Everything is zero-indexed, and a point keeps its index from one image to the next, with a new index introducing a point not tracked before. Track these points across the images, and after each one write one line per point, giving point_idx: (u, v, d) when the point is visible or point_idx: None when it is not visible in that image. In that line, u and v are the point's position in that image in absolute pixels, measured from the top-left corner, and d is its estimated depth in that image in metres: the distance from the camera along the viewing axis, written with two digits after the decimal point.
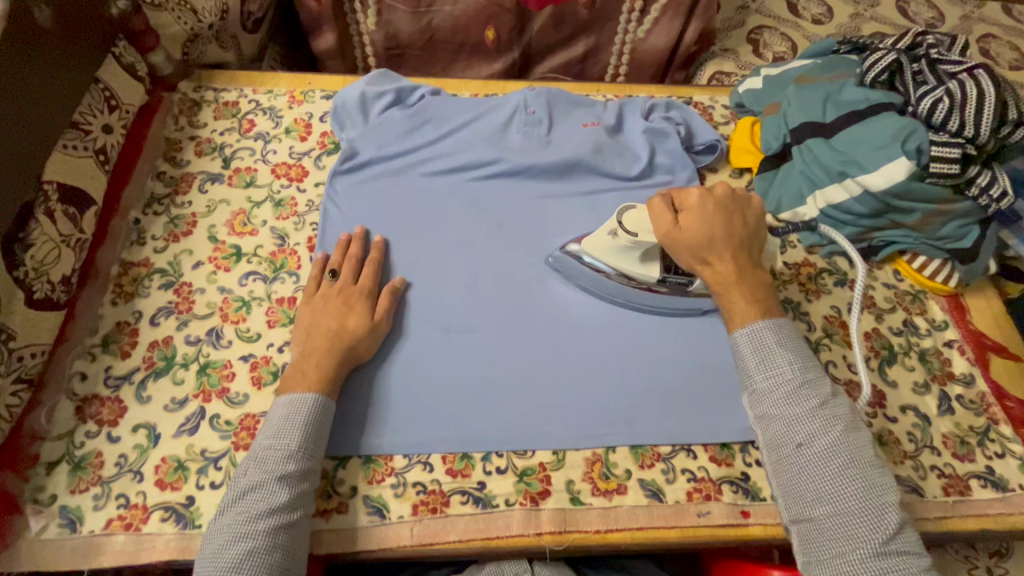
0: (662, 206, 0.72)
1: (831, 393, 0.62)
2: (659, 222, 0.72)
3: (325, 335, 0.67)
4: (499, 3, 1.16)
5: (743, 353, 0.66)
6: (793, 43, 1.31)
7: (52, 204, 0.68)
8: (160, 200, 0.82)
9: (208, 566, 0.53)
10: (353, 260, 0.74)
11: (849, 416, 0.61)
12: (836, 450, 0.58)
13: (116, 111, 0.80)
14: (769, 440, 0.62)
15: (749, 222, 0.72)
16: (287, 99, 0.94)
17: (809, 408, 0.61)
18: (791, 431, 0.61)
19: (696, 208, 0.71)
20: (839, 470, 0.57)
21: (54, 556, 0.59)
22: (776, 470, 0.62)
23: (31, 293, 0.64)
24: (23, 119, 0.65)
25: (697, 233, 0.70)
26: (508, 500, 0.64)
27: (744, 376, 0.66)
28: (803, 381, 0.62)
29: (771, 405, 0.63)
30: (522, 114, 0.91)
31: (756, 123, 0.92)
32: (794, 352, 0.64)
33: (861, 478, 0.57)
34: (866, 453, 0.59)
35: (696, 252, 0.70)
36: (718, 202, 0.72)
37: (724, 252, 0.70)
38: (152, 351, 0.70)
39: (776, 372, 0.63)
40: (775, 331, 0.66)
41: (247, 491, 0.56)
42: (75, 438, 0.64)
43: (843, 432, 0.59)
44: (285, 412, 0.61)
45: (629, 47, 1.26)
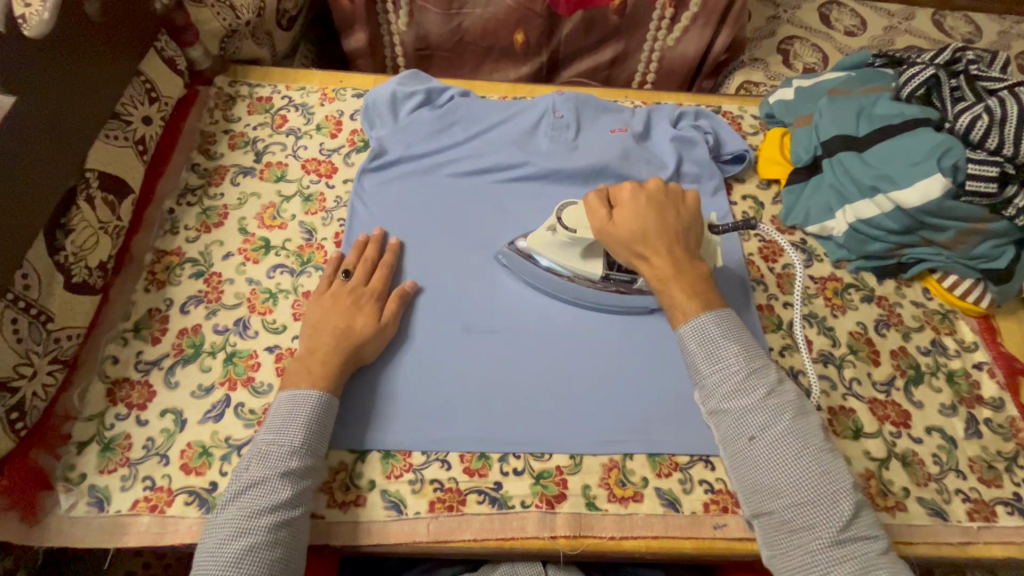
0: (596, 200, 0.71)
1: (777, 380, 0.61)
2: (594, 216, 0.71)
3: (333, 332, 0.67)
4: (530, 7, 1.17)
5: (690, 348, 0.64)
6: (824, 55, 1.30)
7: (93, 191, 0.70)
8: (193, 191, 0.84)
9: (209, 561, 0.54)
10: (366, 262, 0.75)
11: (796, 403, 0.60)
12: (788, 440, 0.58)
13: (155, 103, 0.82)
14: (724, 436, 0.61)
15: (682, 216, 0.70)
16: (318, 96, 0.96)
17: (757, 399, 0.60)
18: (741, 424, 0.60)
19: (629, 202, 0.70)
20: (792, 460, 0.57)
21: (82, 534, 0.61)
22: (733, 464, 0.61)
23: (69, 277, 0.67)
24: (68, 108, 0.67)
25: (631, 227, 0.68)
26: (524, 501, 0.64)
27: (692, 370, 0.64)
28: (750, 372, 0.61)
29: (721, 400, 0.61)
30: (550, 118, 0.91)
31: (786, 135, 0.91)
32: (738, 342, 0.62)
33: (814, 467, 0.56)
34: (816, 440, 0.58)
35: (631, 247, 0.68)
36: (650, 195, 0.70)
37: (659, 246, 0.67)
38: (181, 338, 0.72)
39: (722, 363, 0.62)
40: (718, 322, 0.63)
41: (248, 487, 0.57)
42: (105, 420, 0.66)
43: (791, 421, 0.58)
44: (289, 408, 0.62)
45: (658, 54, 1.26)
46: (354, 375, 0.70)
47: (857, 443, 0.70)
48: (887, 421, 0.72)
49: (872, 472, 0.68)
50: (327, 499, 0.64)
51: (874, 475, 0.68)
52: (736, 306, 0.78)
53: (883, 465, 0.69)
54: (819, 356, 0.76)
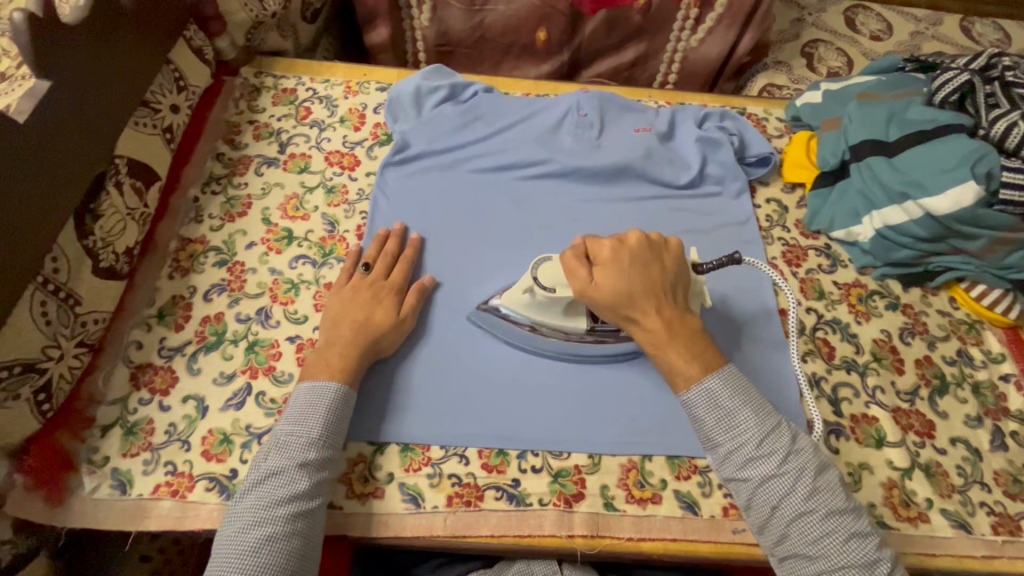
0: (574, 258, 0.68)
1: (791, 440, 0.60)
2: (575, 278, 0.67)
3: (352, 324, 0.68)
4: (553, 5, 1.16)
5: (700, 417, 0.62)
6: (849, 59, 1.28)
7: (122, 177, 0.71)
8: (218, 180, 0.84)
9: (225, 551, 0.54)
10: (386, 257, 0.75)
11: (813, 462, 0.59)
12: (810, 505, 0.57)
13: (183, 91, 0.83)
14: (744, 504, 0.60)
15: (668, 270, 0.67)
16: (342, 89, 0.96)
17: (774, 466, 0.58)
18: (763, 493, 0.58)
19: (611, 262, 0.67)
20: (819, 526, 0.56)
21: (105, 515, 0.61)
22: (758, 531, 0.60)
23: (97, 262, 0.67)
24: (102, 95, 0.68)
25: (615, 290, 0.65)
26: (542, 499, 0.64)
27: (704, 437, 0.62)
28: (764, 437, 0.60)
29: (737, 469, 0.60)
30: (574, 116, 0.91)
31: (812, 138, 0.90)
32: (747, 405, 0.61)
33: (840, 530, 0.56)
34: (838, 500, 0.57)
35: (618, 309, 0.65)
36: (632, 252, 0.67)
37: (647, 307, 0.65)
38: (204, 325, 0.72)
39: (735, 430, 0.60)
40: (724, 383, 0.62)
41: (267, 476, 0.57)
42: (129, 404, 0.67)
43: (812, 483, 0.58)
44: (306, 401, 0.62)
45: (681, 55, 1.25)
46: (371, 368, 0.70)
47: (880, 452, 0.69)
48: (911, 431, 0.71)
49: (894, 482, 0.67)
50: (345, 490, 0.64)
51: (897, 484, 0.67)
52: (759, 331, 0.76)
53: (906, 474, 0.68)
54: (842, 363, 0.75)
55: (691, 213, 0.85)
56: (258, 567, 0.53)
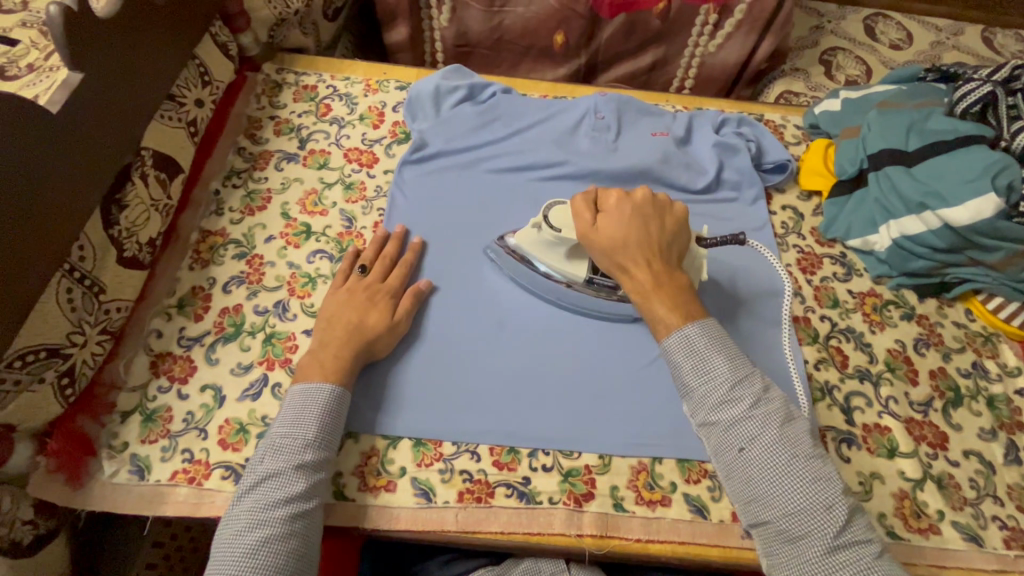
0: (584, 204, 0.71)
1: (762, 388, 0.60)
2: (579, 221, 0.70)
3: (345, 327, 0.68)
4: (572, 8, 1.17)
5: (675, 361, 0.63)
6: (867, 68, 1.28)
7: (147, 168, 0.72)
8: (239, 174, 0.86)
9: (224, 555, 0.54)
10: (385, 261, 0.76)
11: (783, 410, 0.59)
12: (776, 448, 0.57)
13: (208, 86, 0.84)
14: (714, 449, 0.60)
15: (668, 227, 0.69)
16: (362, 87, 0.97)
17: (743, 409, 0.59)
18: (731, 435, 0.59)
19: (614, 211, 0.69)
20: (784, 469, 0.56)
21: (123, 500, 0.63)
22: (727, 477, 0.60)
23: (121, 252, 0.69)
24: (130, 87, 0.69)
25: (613, 236, 0.68)
26: (552, 498, 0.65)
27: (680, 382, 0.63)
28: (736, 380, 0.60)
29: (709, 412, 0.60)
30: (591, 118, 0.91)
31: (830, 146, 0.90)
32: (722, 352, 0.62)
33: (806, 475, 0.55)
34: (805, 446, 0.57)
35: (612, 256, 0.68)
36: (636, 206, 0.70)
37: (638, 257, 0.66)
38: (223, 316, 0.73)
39: (708, 375, 0.61)
40: (702, 331, 0.63)
41: (264, 479, 0.58)
42: (148, 391, 0.68)
43: (779, 428, 0.57)
44: (300, 403, 0.62)
45: (698, 60, 1.25)
46: (364, 370, 0.70)
47: (892, 462, 0.69)
48: (923, 442, 0.71)
49: (906, 493, 0.67)
50: (358, 482, 0.64)
51: (908, 495, 0.67)
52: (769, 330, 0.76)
53: (918, 486, 0.68)
54: (855, 372, 0.75)
55: (707, 218, 0.85)
56: (257, 568, 0.53)
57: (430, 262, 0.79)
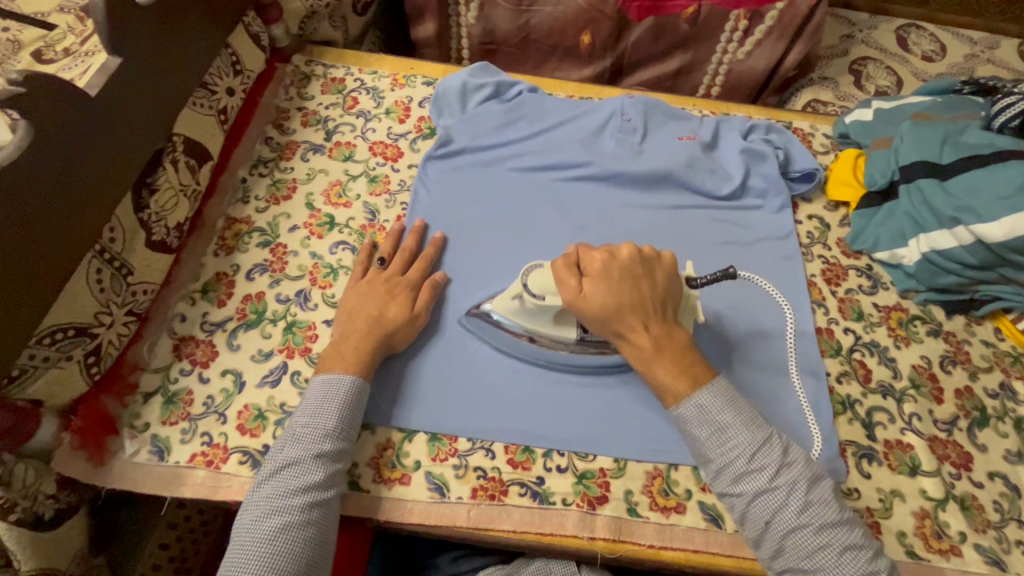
0: (564, 268, 0.66)
1: (783, 455, 0.59)
2: (564, 288, 0.65)
3: (366, 319, 0.68)
4: (600, 9, 1.16)
5: (691, 431, 0.62)
6: (898, 79, 1.26)
7: (178, 154, 0.73)
8: (266, 163, 0.86)
9: (241, 540, 0.55)
10: (405, 254, 0.76)
11: (806, 475, 0.58)
12: (804, 519, 0.56)
13: (239, 75, 0.85)
14: (739, 518, 0.59)
15: (659, 285, 0.66)
16: (389, 81, 0.97)
17: (765, 481, 0.57)
18: (756, 508, 0.58)
19: (601, 274, 0.65)
20: (812, 540, 0.55)
21: (143, 479, 0.64)
22: (755, 545, 0.59)
23: (150, 235, 0.70)
24: (166, 73, 0.70)
25: (605, 304, 0.64)
26: (566, 499, 0.64)
27: (697, 451, 0.62)
28: (756, 449, 0.59)
29: (729, 483, 0.59)
30: (618, 120, 0.91)
31: (860, 156, 0.89)
32: (737, 419, 0.60)
33: (837, 543, 0.55)
34: (832, 513, 0.56)
35: (607, 323, 0.64)
36: (622, 266, 0.66)
37: (636, 323, 0.64)
38: (245, 303, 0.74)
39: (726, 446, 0.60)
40: (714, 397, 0.61)
41: (283, 467, 0.58)
42: (170, 374, 0.69)
43: (804, 497, 0.56)
44: (321, 394, 0.63)
45: (726, 67, 1.24)
46: (384, 361, 0.70)
47: (913, 480, 0.68)
48: (947, 461, 0.69)
49: (927, 512, 0.66)
50: (373, 474, 0.65)
51: (929, 514, 0.66)
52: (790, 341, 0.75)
53: (940, 506, 0.66)
54: (878, 387, 0.74)
55: (732, 225, 0.84)
56: (275, 557, 0.53)
57: (451, 258, 0.79)
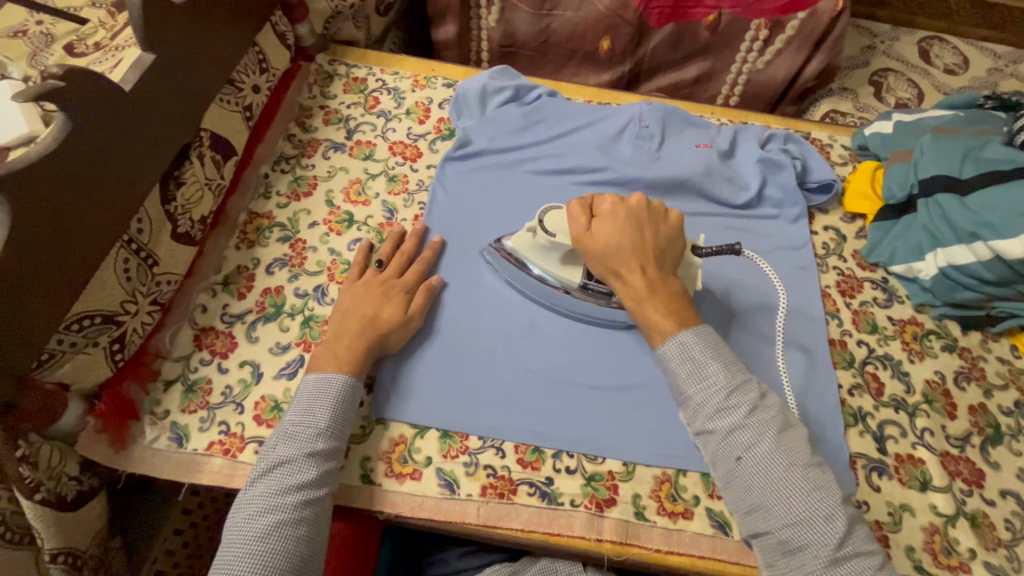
0: (578, 207, 0.71)
1: (759, 396, 0.61)
2: (574, 224, 0.70)
3: (359, 320, 0.68)
4: (621, 15, 1.17)
5: (672, 369, 0.64)
6: (919, 91, 1.25)
7: (204, 149, 0.75)
8: (288, 160, 0.88)
9: (234, 538, 0.55)
10: (402, 256, 0.77)
11: (780, 418, 0.60)
12: (774, 456, 0.58)
13: (265, 73, 0.86)
14: (712, 457, 0.62)
15: (661, 234, 0.69)
16: (410, 82, 0.98)
17: (740, 416, 0.60)
18: (729, 443, 0.60)
19: (609, 214, 0.70)
20: (781, 476, 0.57)
21: (161, 465, 0.65)
22: (726, 487, 0.61)
23: (176, 227, 0.71)
24: (196, 70, 0.72)
25: (607, 241, 0.68)
26: (574, 500, 0.65)
27: (677, 390, 0.64)
28: (733, 388, 0.61)
29: (705, 421, 0.62)
30: (636, 126, 0.91)
31: (879, 168, 0.88)
32: (718, 360, 0.63)
33: (805, 481, 0.56)
34: (803, 455, 0.58)
35: (606, 262, 0.68)
36: (630, 210, 0.70)
37: (632, 264, 0.67)
38: (265, 297, 0.76)
39: (704, 383, 0.62)
40: (697, 339, 0.64)
41: (275, 466, 0.59)
42: (190, 363, 0.71)
43: (776, 436, 0.58)
44: (313, 392, 0.63)
45: (745, 76, 1.24)
46: (382, 359, 0.72)
47: (923, 495, 0.67)
48: (958, 477, 0.69)
49: (937, 528, 0.66)
50: (385, 468, 0.66)
51: (939, 530, 0.66)
52: (802, 353, 0.75)
53: (950, 522, 0.66)
54: (890, 401, 0.73)
55: (748, 234, 0.84)
56: (269, 553, 0.54)
57: (467, 258, 0.80)
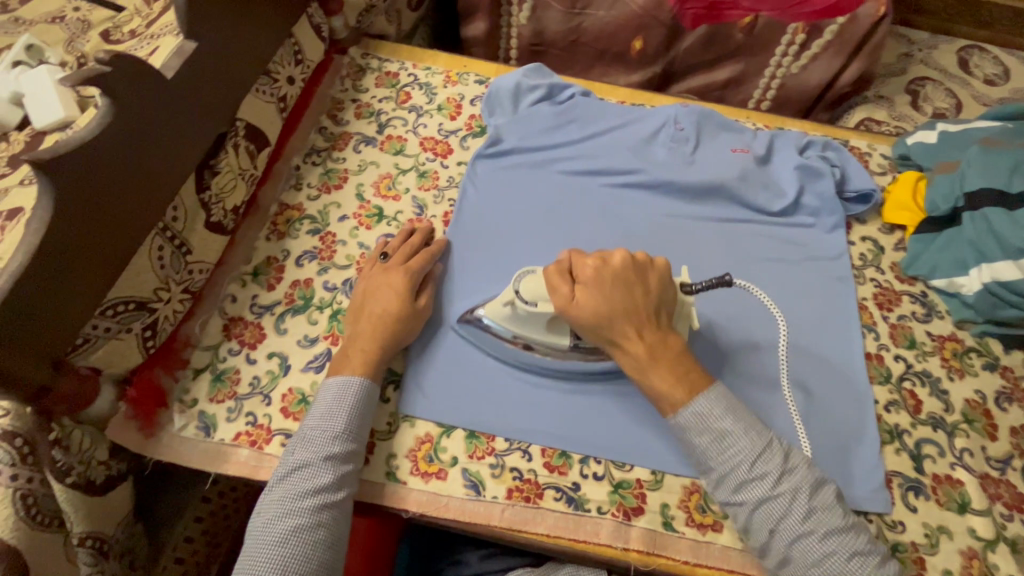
0: (557, 274, 0.65)
1: (784, 462, 0.58)
2: (556, 294, 0.65)
3: (371, 321, 0.67)
4: (655, 15, 1.15)
5: (691, 439, 0.61)
6: (958, 101, 1.22)
7: (239, 139, 0.74)
8: (319, 152, 0.88)
9: (252, 547, 0.54)
10: (407, 248, 0.74)
11: (808, 483, 0.57)
12: (807, 526, 0.55)
13: (300, 64, 0.86)
14: (743, 527, 0.59)
15: (651, 291, 0.64)
16: (442, 78, 0.98)
17: (767, 487, 0.57)
18: (759, 517, 0.57)
19: (593, 279, 0.64)
20: (819, 548, 0.54)
21: (189, 453, 0.66)
22: (763, 555, 0.58)
23: (209, 217, 0.71)
24: (234, 61, 0.72)
25: (596, 310, 0.63)
26: (601, 507, 0.64)
27: (697, 458, 0.61)
28: (757, 456, 0.58)
29: (732, 493, 0.59)
30: (670, 129, 0.90)
31: (921, 179, 0.86)
32: (737, 424, 0.60)
33: (843, 549, 0.54)
34: (836, 520, 0.56)
35: (599, 332, 0.63)
36: (614, 272, 0.64)
37: (628, 331, 0.62)
38: (293, 289, 0.76)
39: (726, 452, 0.59)
40: (713, 402, 0.61)
41: (293, 470, 0.57)
42: (219, 352, 0.71)
43: (806, 504, 0.56)
44: (332, 396, 0.62)
45: (779, 81, 1.21)
46: (402, 352, 0.72)
47: (962, 518, 0.65)
48: (998, 501, 0.67)
49: (975, 552, 0.64)
50: (410, 466, 0.65)
51: (978, 555, 0.64)
52: (837, 366, 0.73)
53: (989, 546, 0.64)
54: (928, 419, 0.71)
55: (783, 242, 0.83)
56: (287, 559, 0.53)
57: (497, 256, 0.79)
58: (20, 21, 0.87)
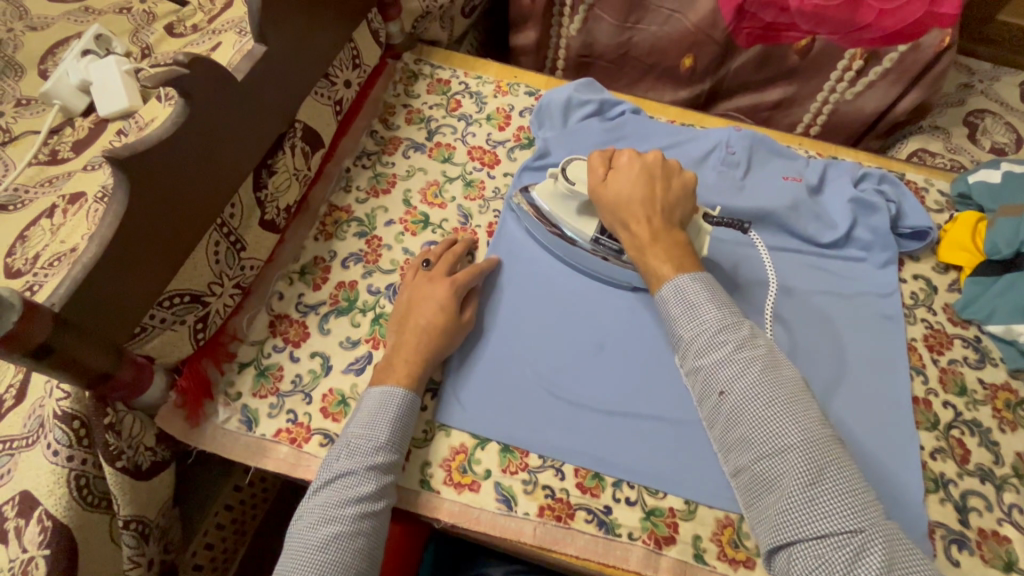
0: (598, 159, 0.74)
1: (750, 336, 0.61)
2: (591, 174, 0.73)
3: (415, 331, 0.68)
4: (708, 34, 1.13)
5: (667, 308, 0.65)
6: (1018, 136, 1.18)
7: (296, 140, 0.76)
8: (369, 156, 0.89)
9: (296, 542, 0.56)
10: (451, 255, 0.76)
11: (769, 359, 0.60)
12: (755, 392, 0.58)
13: (357, 69, 0.87)
14: (699, 394, 0.63)
15: (672, 189, 0.71)
16: (493, 87, 0.98)
17: (726, 353, 0.60)
18: (713, 379, 0.61)
19: (625, 167, 0.72)
20: (761, 412, 0.57)
21: (231, 445, 0.67)
22: (712, 424, 0.62)
23: (263, 215, 0.73)
24: (299, 65, 0.73)
25: (619, 190, 0.70)
26: (632, 533, 0.63)
27: (670, 331, 0.66)
28: (723, 326, 0.62)
29: (694, 359, 0.63)
30: (721, 152, 0.88)
31: (981, 221, 0.82)
32: (712, 301, 0.63)
33: (784, 417, 0.56)
34: (787, 393, 0.57)
35: (616, 213, 0.71)
36: (646, 165, 0.72)
37: (639, 213, 0.69)
38: (339, 290, 0.77)
39: (695, 321, 0.63)
40: (693, 282, 0.65)
41: (337, 477, 0.58)
42: (264, 348, 0.73)
43: (760, 371, 0.58)
44: (376, 404, 0.63)
45: (831, 106, 1.18)
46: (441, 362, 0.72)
47: None
48: None
49: None
50: (444, 476, 0.66)
51: None
52: (883, 409, 0.71)
53: None
54: (976, 470, 0.69)
55: (833, 276, 0.81)
56: (326, 564, 0.54)
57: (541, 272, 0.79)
58: (90, 10, 0.90)
